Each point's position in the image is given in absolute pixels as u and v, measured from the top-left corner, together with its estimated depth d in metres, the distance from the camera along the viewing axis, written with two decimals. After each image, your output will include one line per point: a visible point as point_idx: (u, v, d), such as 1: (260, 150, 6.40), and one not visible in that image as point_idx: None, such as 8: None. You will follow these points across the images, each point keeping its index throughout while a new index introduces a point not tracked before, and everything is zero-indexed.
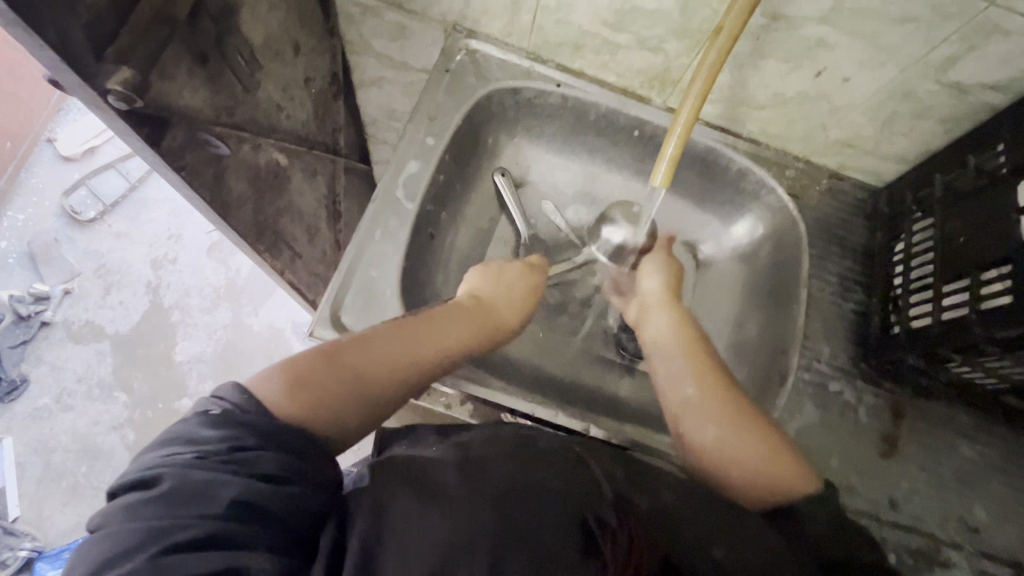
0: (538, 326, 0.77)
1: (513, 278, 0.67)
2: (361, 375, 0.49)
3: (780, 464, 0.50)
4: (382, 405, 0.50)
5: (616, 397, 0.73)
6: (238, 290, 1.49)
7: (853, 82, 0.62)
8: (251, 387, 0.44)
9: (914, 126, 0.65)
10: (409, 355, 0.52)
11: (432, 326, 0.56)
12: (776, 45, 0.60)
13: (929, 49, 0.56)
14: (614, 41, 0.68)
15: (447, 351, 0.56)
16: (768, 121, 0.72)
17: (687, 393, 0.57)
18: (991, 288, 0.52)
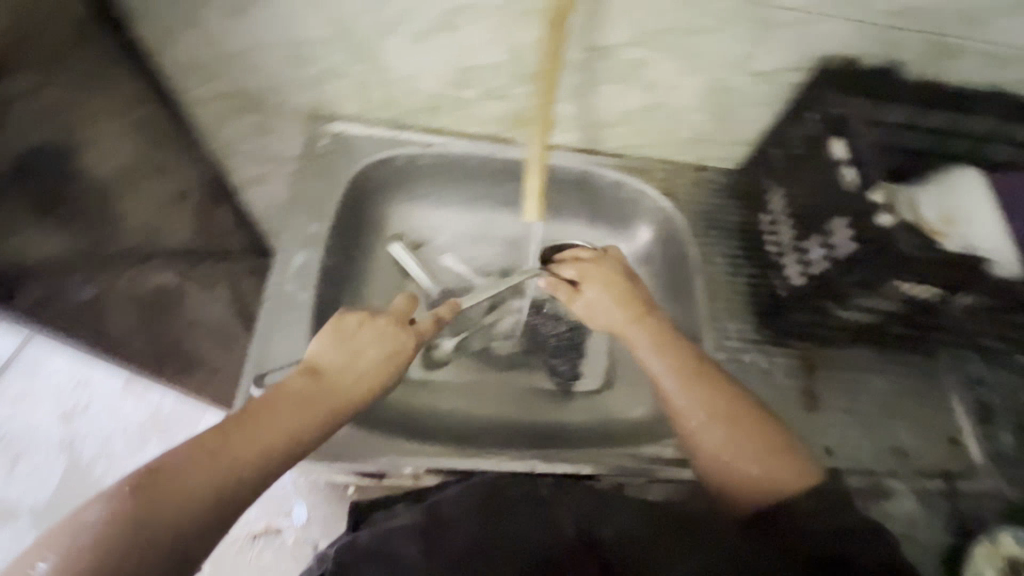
0: (470, 377, 0.77)
1: (364, 344, 0.56)
2: (165, 514, 0.40)
3: (779, 464, 0.53)
4: (198, 533, 0.41)
5: (562, 424, 0.74)
6: (164, 419, 1.36)
7: (680, 88, 0.69)
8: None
9: (743, 112, 0.72)
10: (182, 481, 0.41)
11: (267, 417, 0.48)
12: (605, 70, 0.67)
13: (728, 49, 0.63)
14: (464, 96, 0.72)
15: (259, 454, 0.45)
16: (623, 136, 0.78)
17: (689, 419, 0.58)
18: (841, 234, 0.58)
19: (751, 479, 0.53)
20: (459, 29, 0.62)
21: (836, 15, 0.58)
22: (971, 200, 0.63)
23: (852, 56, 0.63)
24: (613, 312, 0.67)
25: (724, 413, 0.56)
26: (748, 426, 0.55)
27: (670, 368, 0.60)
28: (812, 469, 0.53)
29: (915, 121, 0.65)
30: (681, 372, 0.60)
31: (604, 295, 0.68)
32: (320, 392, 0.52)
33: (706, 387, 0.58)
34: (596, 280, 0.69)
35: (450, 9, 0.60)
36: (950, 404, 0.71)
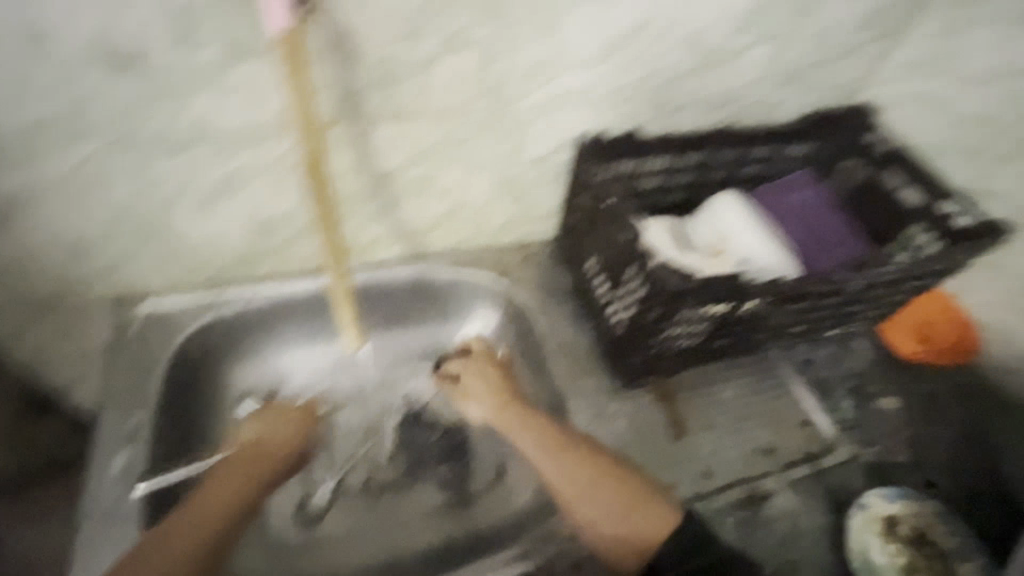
0: (354, 520, 0.73)
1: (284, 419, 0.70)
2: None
3: (641, 517, 0.59)
4: None
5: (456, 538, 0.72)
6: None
7: (472, 188, 0.75)
8: None
9: (539, 193, 0.79)
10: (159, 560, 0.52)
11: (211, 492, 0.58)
12: (397, 190, 0.71)
13: (497, 149, 0.70)
14: (272, 245, 0.73)
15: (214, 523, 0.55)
16: (444, 237, 0.81)
17: (559, 489, 0.63)
18: (631, 283, 0.68)
19: (617, 535, 0.59)
20: (240, 191, 0.64)
21: (571, 104, 0.67)
22: (730, 231, 0.74)
23: (601, 130, 0.73)
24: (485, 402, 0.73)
25: (590, 475, 0.62)
26: (608, 484, 0.61)
27: (538, 445, 0.65)
28: (668, 513, 0.60)
29: (674, 167, 0.78)
30: (547, 446, 0.65)
31: (479, 387, 0.74)
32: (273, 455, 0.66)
33: (572, 454, 0.64)
34: (469, 384, 0.75)
35: (220, 176, 0.62)
36: (792, 391, 0.78)
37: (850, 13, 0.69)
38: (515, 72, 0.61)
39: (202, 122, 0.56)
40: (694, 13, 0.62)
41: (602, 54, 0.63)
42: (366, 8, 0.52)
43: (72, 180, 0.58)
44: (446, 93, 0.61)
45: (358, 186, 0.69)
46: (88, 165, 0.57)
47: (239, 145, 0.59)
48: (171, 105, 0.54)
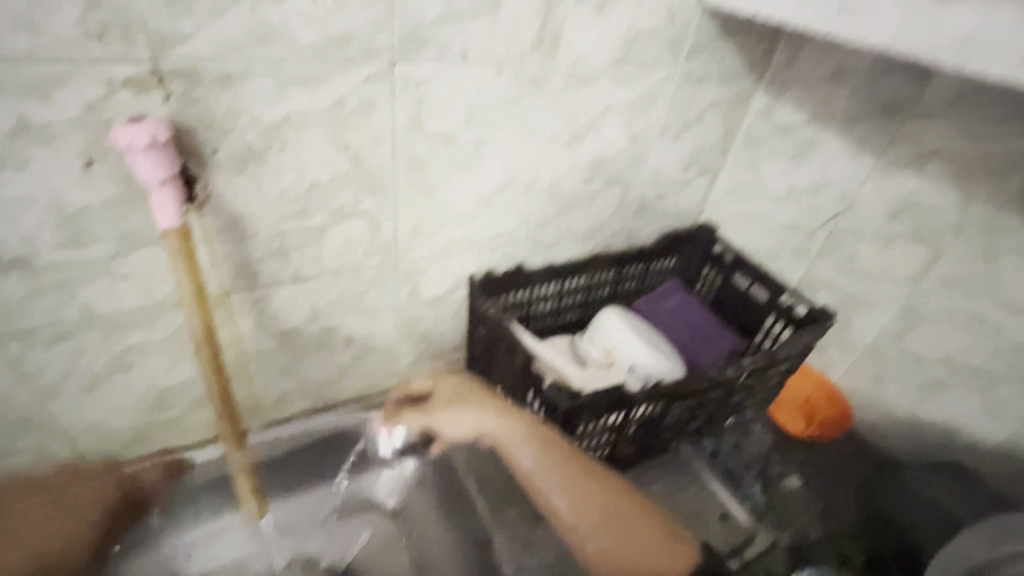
0: None
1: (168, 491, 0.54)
2: None
3: (665, 552, 0.59)
4: None
5: None
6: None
7: (376, 333, 0.78)
8: None
9: (442, 329, 0.84)
10: None
11: None
12: (301, 345, 0.74)
13: (396, 296, 0.76)
14: (170, 416, 0.70)
15: None
16: (355, 382, 0.83)
17: (577, 528, 0.63)
18: (534, 404, 0.72)
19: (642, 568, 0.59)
20: (132, 368, 0.63)
21: (458, 250, 0.76)
22: (616, 338, 0.82)
23: (490, 267, 0.81)
24: (489, 417, 0.71)
25: (603, 503, 0.63)
26: (620, 513, 0.63)
27: (540, 468, 0.66)
28: (693, 553, 0.59)
29: (562, 290, 0.88)
30: (563, 470, 0.65)
31: (468, 418, 0.73)
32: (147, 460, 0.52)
33: (574, 477, 0.64)
34: (459, 407, 0.75)
35: (111, 357, 0.61)
36: (705, 485, 0.82)
37: (675, 158, 0.86)
38: (401, 230, 0.69)
39: (91, 308, 0.57)
40: (550, 170, 0.75)
41: (478, 208, 0.73)
42: (256, 198, 0.58)
43: None
44: (340, 255, 0.67)
45: (261, 347, 0.71)
46: None
47: (131, 323, 0.60)
48: (57, 297, 0.55)
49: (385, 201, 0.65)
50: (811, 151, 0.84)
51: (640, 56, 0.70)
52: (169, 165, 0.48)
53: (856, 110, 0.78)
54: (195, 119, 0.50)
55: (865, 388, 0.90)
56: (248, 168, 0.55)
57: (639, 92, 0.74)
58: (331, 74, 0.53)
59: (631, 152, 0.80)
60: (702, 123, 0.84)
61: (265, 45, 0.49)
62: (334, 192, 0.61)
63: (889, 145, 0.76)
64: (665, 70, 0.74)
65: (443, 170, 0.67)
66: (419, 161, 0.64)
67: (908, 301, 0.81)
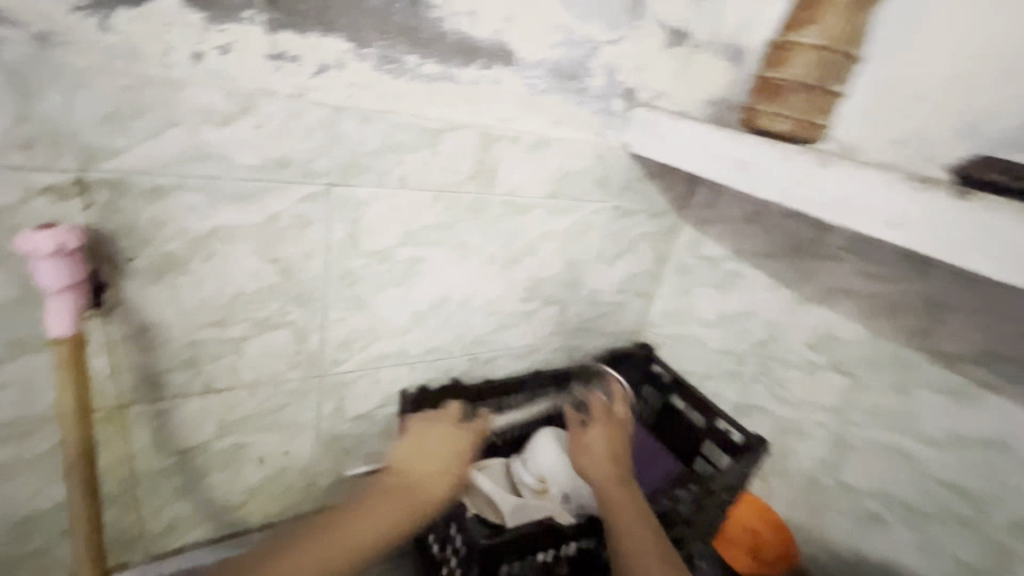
0: None
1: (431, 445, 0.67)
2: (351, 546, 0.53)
3: None
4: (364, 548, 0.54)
5: None
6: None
7: (293, 450, 0.73)
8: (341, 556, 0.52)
9: (368, 446, 0.79)
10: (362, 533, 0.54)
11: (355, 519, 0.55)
12: (203, 466, 0.67)
13: (319, 411, 0.72)
14: (27, 550, 0.60)
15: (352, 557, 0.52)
16: (263, 506, 0.75)
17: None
18: (454, 540, 0.65)
19: None
20: None
21: (389, 364, 0.74)
22: (545, 465, 0.78)
23: (424, 382, 0.79)
24: (602, 466, 0.69)
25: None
26: None
27: (629, 523, 0.62)
28: None
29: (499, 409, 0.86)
30: (651, 535, 0.61)
31: (599, 453, 0.71)
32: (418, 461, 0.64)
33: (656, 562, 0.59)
34: (593, 438, 0.73)
35: None
36: None
37: (611, 281, 0.90)
38: (330, 342, 0.67)
39: None
40: (486, 289, 0.77)
41: (413, 322, 0.73)
42: (172, 308, 0.56)
43: None
44: (259, 367, 0.64)
45: (155, 466, 0.64)
46: None
47: (1, 438, 0.53)
48: None
49: (313, 313, 0.64)
50: (736, 282, 0.90)
51: (572, 191, 0.76)
52: (75, 272, 0.46)
53: (770, 247, 0.85)
54: (113, 229, 0.49)
55: (806, 519, 0.88)
56: (166, 276, 0.54)
57: (573, 222, 0.79)
58: (264, 193, 0.55)
59: (568, 275, 0.84)
60: (634, 251, 0.90)
61: (198, 164, 0.51)
62: (258, 304, 0.60)
63: (801, 282, 0.83)
64: (597, 202, 0.80)
65: (376, 286, 0.67)
66: (351, 277, 0.64)
67: (835, 430, 0.82)
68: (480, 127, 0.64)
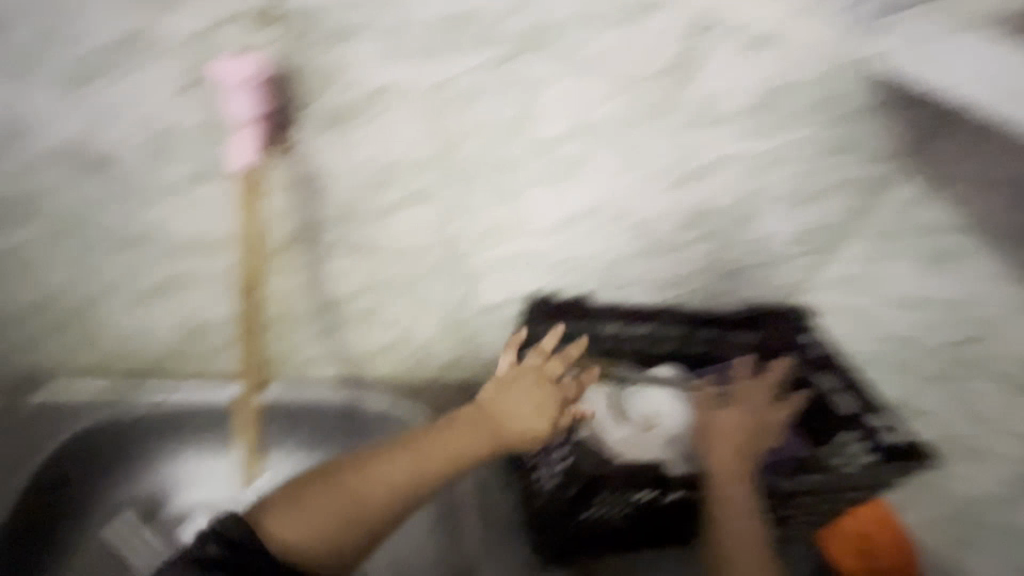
0: None
1: (526, 391, 0.58)
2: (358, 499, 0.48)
3: None
4: (388, 507, 0.49)
5: None
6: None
7: (418, 324, 0.75)
8: (360, 492, 0.49)
9: (485, 338, 0.80)
10: (396, 480, 0.50)
11: (409, 450, 0.51)
12: (342, 317, 0.72)
13: (448, 293, 0.73)
14: (202, 348, 0.70)
15: (375, 500, 0.49)
16: (384, 365, 0.80)
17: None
18: (553, 459, 0.66)
19: None
20: (181, 291, 0.64)
21: (522, 263, 0.71)
22: (665, 412, 0.71)
23: (552, 290, 0.76)
24: (728, 452, 0.62)
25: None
26: None
27: (739, 514, 0.56)
28: None
29: (621, 336, 0.79)
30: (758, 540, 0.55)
31: (727, 439, 0.63)
32: (490, 409, 0.56)
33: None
34: (712, 430, 0.65)
35: (163, 277, 0.62)
36: None
37: (787, 227, 0.76)
38: (472, 229, 0.65)
39: (156, 225, 0.57)
40: (643, 207, 0.68)
41: (557, 226, 0.68)
42: (335, 161, 0.56)
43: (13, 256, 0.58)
44: (402, 239, 0.64)
45: (303, 306, 0.69)
46: (30, 245, 0.58)
47: (191, 251, 0.60)
48: (130, 208, 0.56)
49: (462, 195, 0.62)
50: (948, 261, 0.71)
51: (778, 109, 0.62)
52: (263, 104, 0.46)
53: None
54: (296, 68, 0.48)
55: (941, 544, 0.77)
56: (337, 127, 0.53)
57: (765, 148, 0.66)
58: (438, 54, 0.50)
59: (738, 210, 0.72)
60: (828, 199, 0.74)
61: (380, 9, 0.47)
62: (412, 175, 0.59)
63: None
64: (803, 129, 0.65)
65: (529, 180, 0.62)
66: (506, 165, 0.60)
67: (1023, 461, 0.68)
68: (692, 8, 0.52)
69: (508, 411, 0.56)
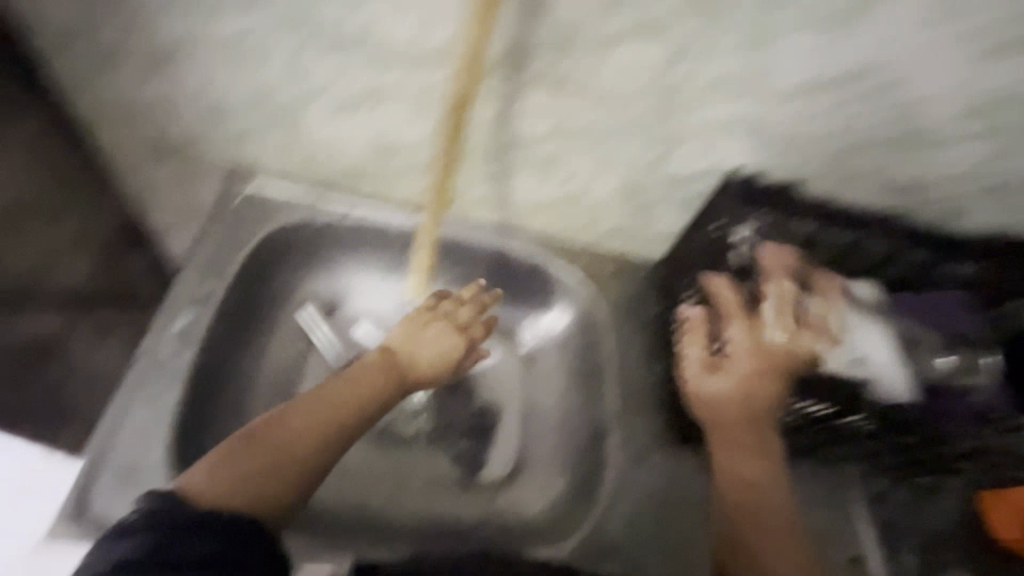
0: (383, 457, 0.74)
1: (361, 372, 0.56)
2: (288, 449, 0.47)
3: None
4: (311, 461, 0.47)
5: (461, 522, 0.70)
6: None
7: (597, 182, 0.70)
8: (234, 467, 0.44)
9: (660, 212, 0.74)
10: (316, 433, 0.48)
11: (298, 414, 0.49)
12: (523, 161, 0.68)
13: (641, 153, 0.65)
14: (387, 170, 0.71)
15: (309, 451, 0.48)
16: (548, 220, 0.78)
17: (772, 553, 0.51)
18: (722, 351, 0.63)
19: None
20: (380, 106, 0.63)
21: (737, 132, 0.61)
22: (875, 361, 0.60)
23: (758, 171, 0.66)
24: (745, 402, 0.59)
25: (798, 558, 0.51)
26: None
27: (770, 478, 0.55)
28: None
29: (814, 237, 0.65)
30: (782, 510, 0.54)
31: (769, 379, 0.59)
32: (374, 368, 0.57)
33: (782, 528, 0.53)
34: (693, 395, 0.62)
35: (366, 88, 0.61)
36: (849, 517, 0.70)
37: None
38: (699, 79, 0.55)
39: (371, 24, 0.54)
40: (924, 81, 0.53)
41: (799, 91, 0.56)
42: None
43: (237, 43, 0.58)
44: (615, 80, 0.57)
45: (488, 142, 0.66)
46: (249, 32, 0.57)
47: (398, 61, 0.57)
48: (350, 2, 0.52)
49: (703, 33, 0.51)
50: None
51: None
52: None
53: None
54: None
55: None
56: None
57: None
58: None
59: None
60: None
61: None
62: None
63: None
64: None
65: (794, 23, 0.50)
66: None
67: None
68: None
69: (438, 350, 0.62)
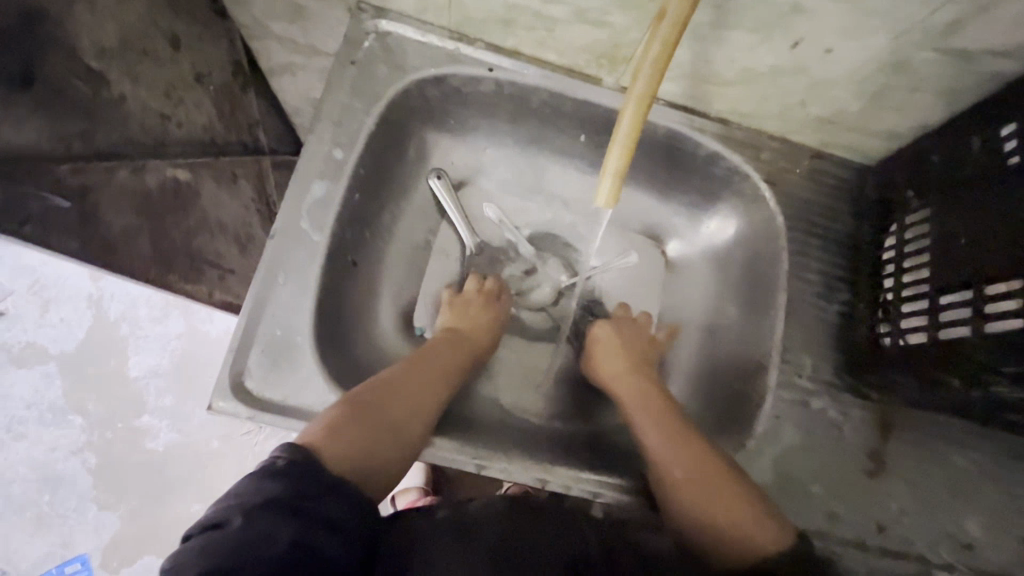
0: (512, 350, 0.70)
1: (442, 344, 0.60)
2: (384, 425, 0.50)
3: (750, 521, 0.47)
4: (406, 434, 0.51)
5: (593, 430, 0.65)
6: (195, 361, 1.16)
7: (837, 53, 0.51)
8: (334, 434, 0.46)
9: (907, 100, 0.54)
10: (405, 408, 0.52)
11: (382, 391, 0.52)
12: (742, 13, 0.49)
13: (930, 11, 0.45)
14: (549, 15, 0.54)
15: (400, 420, 0.51)
16: (737, 98, 0.60)
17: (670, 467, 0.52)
18: (950, 316, 0.49)
19: (734, 529, 0.47)
20: None
21: None
22: None
23: None
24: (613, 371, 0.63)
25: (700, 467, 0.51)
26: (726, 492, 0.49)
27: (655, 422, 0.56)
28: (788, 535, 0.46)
29: None
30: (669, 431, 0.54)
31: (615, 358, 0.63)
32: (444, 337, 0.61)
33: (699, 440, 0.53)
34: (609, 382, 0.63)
35: None
36: None
37: None
38: None
39: None
40: None
41: None
42: None
43: None
44: None
45: None
46: None
47: None
48: None
49: None
50: None
51: None
52: None
53: None
54: None
55: None
56: None
57: None
58: None
59: None
60: None
61: None
62: None
63: None
64: None
65: None
66: None
67: None
68: None
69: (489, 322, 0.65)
